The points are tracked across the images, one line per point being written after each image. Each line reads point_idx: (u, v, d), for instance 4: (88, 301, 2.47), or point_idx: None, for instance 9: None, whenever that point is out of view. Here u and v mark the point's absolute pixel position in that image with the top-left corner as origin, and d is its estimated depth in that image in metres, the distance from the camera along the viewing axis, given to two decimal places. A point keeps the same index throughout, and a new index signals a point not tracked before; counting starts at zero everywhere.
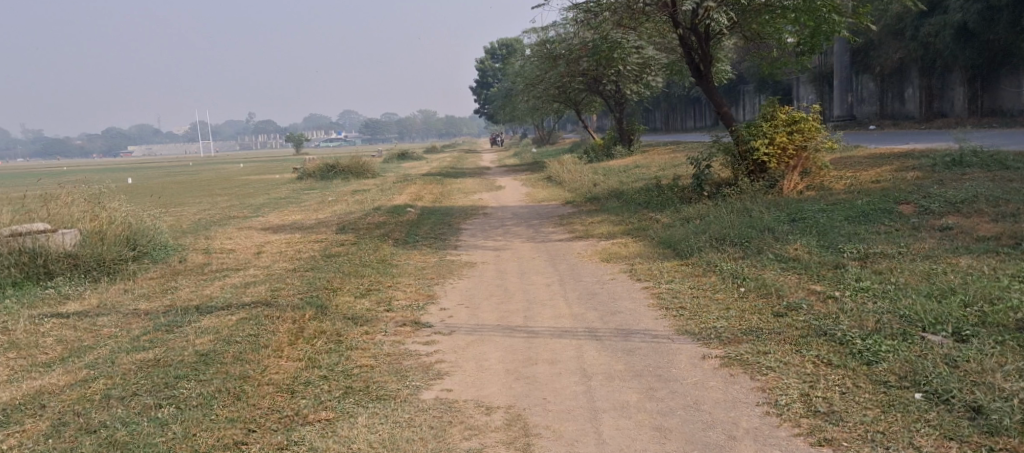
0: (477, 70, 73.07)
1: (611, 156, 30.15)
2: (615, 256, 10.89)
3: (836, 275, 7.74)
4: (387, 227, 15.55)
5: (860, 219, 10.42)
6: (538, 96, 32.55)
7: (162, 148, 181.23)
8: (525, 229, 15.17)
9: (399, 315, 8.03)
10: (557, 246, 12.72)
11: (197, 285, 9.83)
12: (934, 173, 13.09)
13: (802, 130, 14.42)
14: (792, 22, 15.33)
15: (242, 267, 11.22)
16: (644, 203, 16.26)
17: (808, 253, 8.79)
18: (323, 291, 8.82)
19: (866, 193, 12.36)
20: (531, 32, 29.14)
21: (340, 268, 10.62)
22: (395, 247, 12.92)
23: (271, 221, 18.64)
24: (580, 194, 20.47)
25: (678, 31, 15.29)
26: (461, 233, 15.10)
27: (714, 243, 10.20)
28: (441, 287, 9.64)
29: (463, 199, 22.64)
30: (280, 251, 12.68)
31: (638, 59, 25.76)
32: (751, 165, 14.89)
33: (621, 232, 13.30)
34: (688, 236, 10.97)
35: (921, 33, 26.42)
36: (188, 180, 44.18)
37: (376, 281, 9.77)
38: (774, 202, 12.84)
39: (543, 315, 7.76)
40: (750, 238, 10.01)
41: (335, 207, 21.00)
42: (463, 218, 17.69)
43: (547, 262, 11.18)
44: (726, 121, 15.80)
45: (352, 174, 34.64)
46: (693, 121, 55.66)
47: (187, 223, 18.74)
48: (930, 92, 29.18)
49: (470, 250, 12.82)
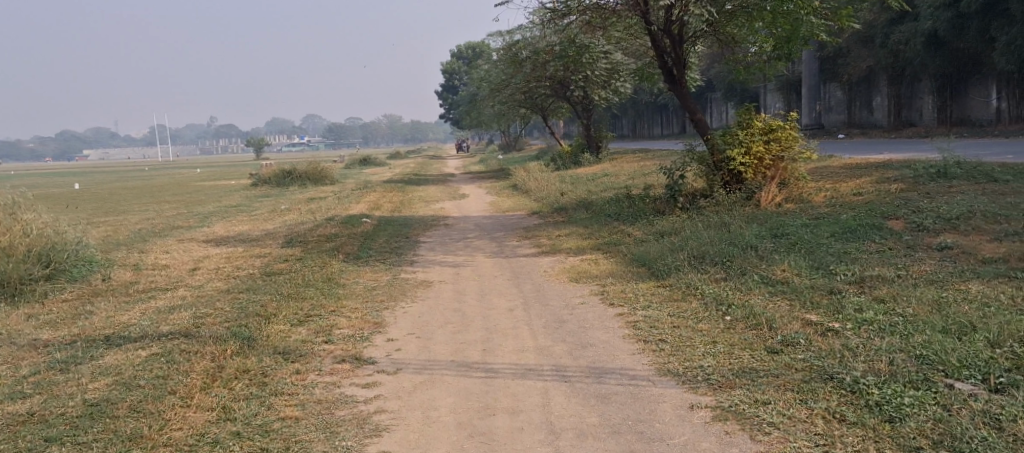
0: (443, 74, 72.17)
1: (578, 164, 29.33)
2: (584, 276, 9.99)
3: (833, 302, 6.86)
4: (339, 239, 14.54)
5: (848, 235, 9.61)
6: (504, 101, 31.65)
7: (121, 152, 177.77)
8: (487, 242, 14.27)
9: (337, 349, 7.06)
10: (521, 262, 11.80)
11: (114, 310, 8.80)
12: (919, 185, 12.37)
13: (780, 139, 13.70)
14: (767, 25, 14.58)
15: (170, 288, 10.19)
16: (613, 214, 15.39)
17: (797, 276, 7.94)
18: (252, 321, 7.85)
19: (850, 206, 11.60)
20: (496, 35, 28.20)
21: (280, 289, 9.65)
22: (345, 263, 11.93)
23: (217, 232, 17.54)
24: (546, 203, 19.59)
25: (650, 33, 14.38)
26: (418, 246, 14.15)
27: (692, 262, 9.34)
28: (391, 312, 8.69)
29: (425, 208, 21.68)
30: (217, 269, 11.65)
31: (606, 65, 24.97)
32: (726, 174, 14.06)
33: (589, 246, 12.43)
34: (664, 253, 10.10)
35: (890, 41, 25.83)
36: (141, 185, 42.61)
37: (318, 307, 8.81)
38: (752, 216, 12.05)
39: (504, 348, 6.82)
40: (733, 256, 9.15)
41: (287, 217, 19.91)
42: (422, 229, 16.72)
43: (509, 281, 10.25)
44: (700, 128, 14.94)
45: (310, 180, 33.47)
46: (661, 128, 55.16)
47: (125, 234, 17.58)
48: (898, 101, 28.74)
49: (428, 266, 11.87)
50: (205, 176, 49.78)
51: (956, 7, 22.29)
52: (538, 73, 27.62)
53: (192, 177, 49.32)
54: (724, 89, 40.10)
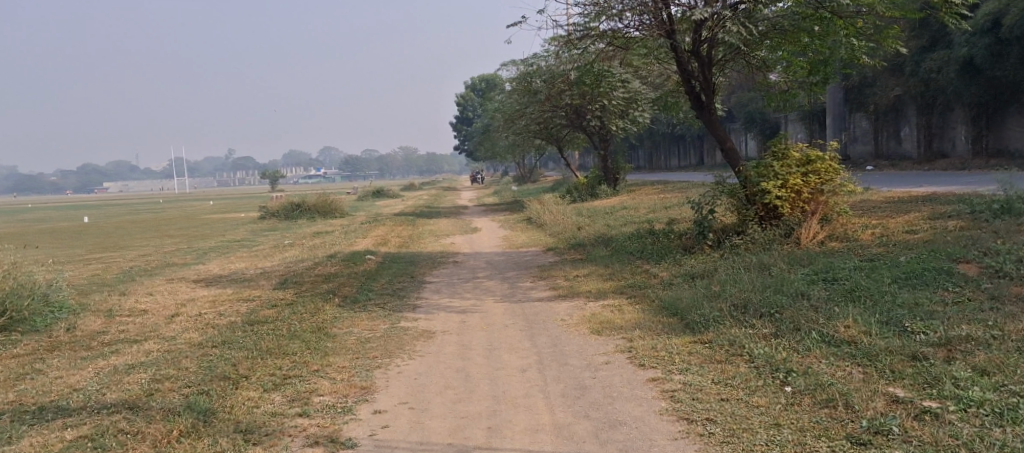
0: (458, 106, 71.61)
1: (596, 196, 28.12)
2: (606, 327, 8.72)
3: (919, 371, 5.64)
4: (339, 279, 13.40)
5: (915, 282, 8.30)
6: (518, 132, 30.56)
7: (138, 184, 178.32)
8: (499, 283, 13.08)
9: (312, 425, 5.87)
10: (535, 307, 10.55)
11: (64, 370, 7.64)
12: (980, 222, 11.07)
13: (818, 172, 12.50)
14: (803, 48, 13.35)
15: (137, 340, 9.04)
16: (636, 251, 14.15)
17: (865, 335, 6.67)
18: (215, 386, 6.67)
19: (905, 246, 10.34)
20: (510, 64, 27.14)
21: (260, 342, 8.48)
22: (339, 308, 10.74)
23: (211, 271, 16.42)
24: (562, 238, 18.37)
25: (676, 53, 13.13)
26: (423, 288, 12.96)
27: (732, 314, 8.06)
28: (383, 372, 7.47)
29: (434, 243, 20.53)
30: (197, 316, 10.52)
31: (625, 93, 23.88)
32: (760, 209, 12.78)
33: (612, 289, 11.20)
34: (700, 301, 8.82)
35: (920, 69, 24.58)
36: (148, 218, 41.69)
37: (300, 366, 7.62)
38: (793, 255, 10.82)
39: (515, 427, 5.59)
40: (782, 306, 7.86)
41: (288, 253, 18.79)
42: (429, 267, 15.50)
43: (522, 332, 9.00)
44: (731, 159, 13.67)
45: (319, 212, 32.42)
46: (679, 160, 54.25)
47: (113, 274, 16.52)
48: (929, 131, 27.42)
49: (432, 312, 10.65)
50: (216, 209, 48.85)
51: (995, 32, 21.04)
52: (553, 102, 26.53)
53: (201, 210, 48.58)
54: (743, 119, 38.87)
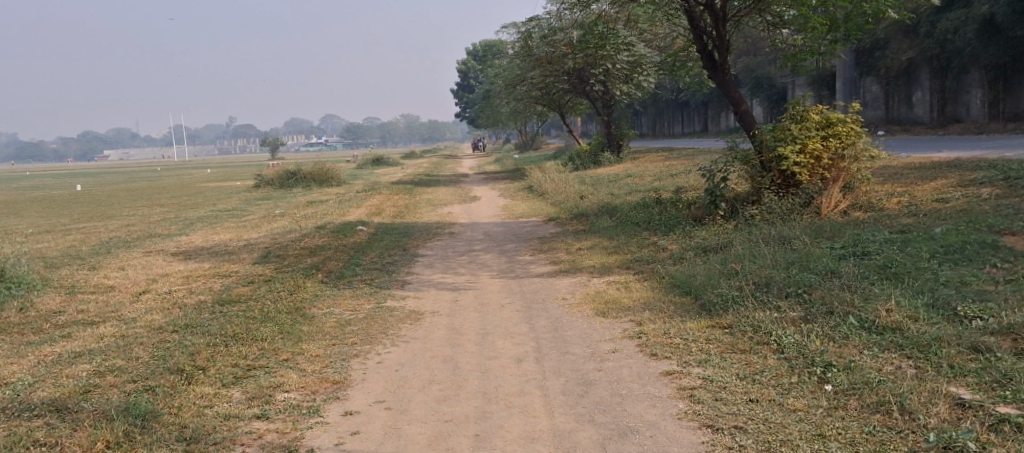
0: (459, 73, 70.44)
1: (598, 164, 27.20)
2: (612, 309, 7.84)
3: (986, 367, 4.77)
4: (325, 252, 12.55)
5: (957, 258, 7.37)
6: (518, 98, 29.55)
7: (138, 152, 177.15)
8: (495, 256, 12.23)
9: (269, 432, 5.06)
10: (534, 284, 9.67)
11: (3, 359, 6.81)
12: (1017, 189, 10.16)
13: (839, 135, 11.54)
14: (823, 4, 12.36)
15: (94, 323, 8.20)
16: (643, 222, 13.26)
17: (911, 320, 5.77)
18: (166, 381, 5.85)
19: (938, 215, 9.43)
20: (511, 26, 26.05)
21: (228, 326, 7.63)
22: (321, 286, 9.86)
23: (193, 242, 15.57)
24: (564, 208, 17.49)
25: (686, 9, 12.14)
26: (415, 261, 12.11)
27: (754, 296, 7.15)
28: (361, 361, 6.63)
29: (431, 212, 19.69)
30: (166, 294, 9.67)
31: (629, 57, 22.91)
32: (776, 176, 11.84)
33: (617, 263, 10.34)
34: (717, 279, 7.93)
35: (937, 30, 23.51)
36: (141, 187, 40.72)
37: (269, 355, 6.74)
38: (814, 226, 9.94)
39: (506, 435, 4.77)
40: (813, 286, 6.95)
41: (277, 224, 17.92)
42: (424, 239, 14.66)
43: (518, 313, 8.12)
44: (745, 122, 12.69)
45: (315, 181, 31.47)
46: (682, 126, 53.44)
47: (90, 246, 15.67)
48: (943, 95, 26.34)
49: (422, 289, 9.81)
50: (211, 177, 47.89)
51: None
52: (555, 65, 25.52)
53: (198, 178, 47.57)
54: (748, 84, 37.71)
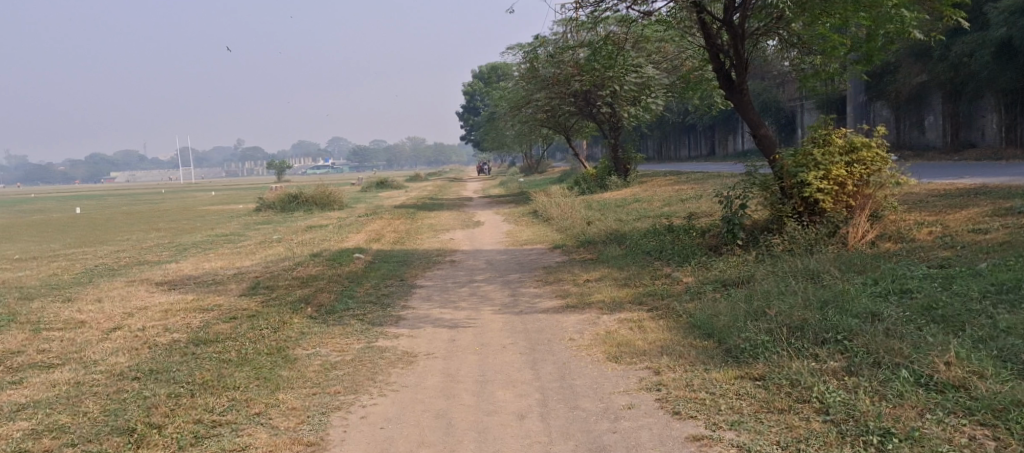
0: (464, 95, 69.91)
1: (605, 188, 26.45)
2: (626, 353, 7.04)
3: None
4: (316, 283, 11.79)
5: (1014, 298, 6.53)
6: (523, 121, 28.86)
7: (144, 174, 176.89)
8: (497, 287, 11.47)
9: None
10: (540, 322, 8.86)
11: None
12: None
13: (864, 161, 10.75)
14: (846, 22, 11.62)
15: (53, 366, 7.46)
16: (655, 251, 12.47)
17: (978, 377, 4.99)
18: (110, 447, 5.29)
19: (978, 248, 8.63)
20: (515, 48, 25.40)
21: (196, 372, 6.85)
22: (308, 323, 9.07)
23: (181, 270, 14.81)
24: (571, 234, 16.71)
25: (701, 23, 11.43)
26: (412, 293, 11.35)
27: (787, 342, 6.34)
28: (342, 416, 5.87)
29: (431, 239, 18.91)
30: (139, 331, 8.91)
31: (637, 79, 22.19)
32: (798, 203, 11.02)
33: (628, 298, 9.55)
34: (741, 320, 7.12)
35: (950, 54, 22.76)
36: (142, 210, 40.03)
37: (238, 408, 6.02)
38: (841, 259, 9.16)
39: None
40: (854, 331, 6.14)
41: (271, 251, 17.16)
42: (422, 268, 13.89)
43: (521, 357, 7.31)
44: (765, 145, 11.89)
45: (316, 205, 30.70)
46: (688, 150, 52.77)
47: (73, 274, 14.91)
48: (957, 120, 25.53)
49: (417, 326, 9.03)
50: (214, 199, 47.17)
51: None
52: (561, 88, 24.82)
53: (200, 200, 46.93)
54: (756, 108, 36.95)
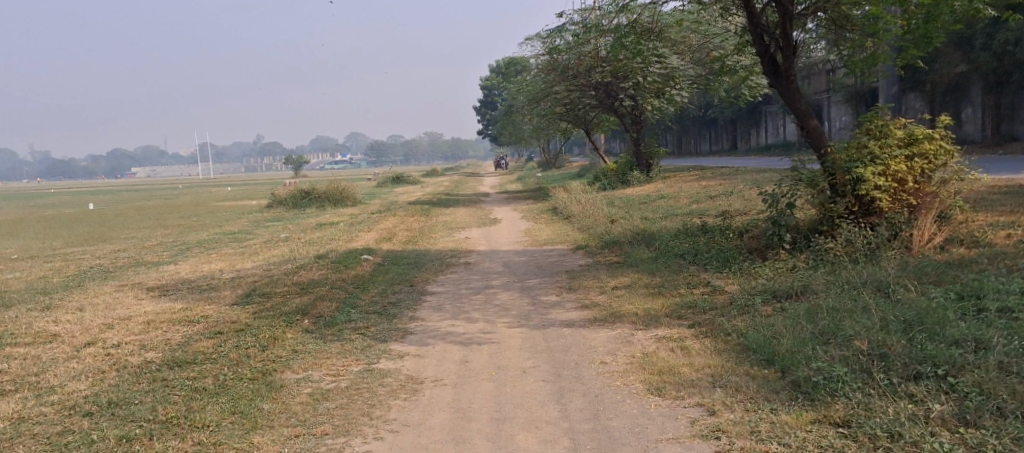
0: (482, 89, 68.72)
1: (627, 183, 25.23)
2: (671, 383, 5.90)
3: None
4: (317, 290, 10.72)
5: None
6: (542, 114, 27.66)
7: (162, 169, 176.66)
8: (515, 294, 10.36)
9: None
10: (564, 339, 7.73)
11: None
12: None
13: (926, 155, 9.53)
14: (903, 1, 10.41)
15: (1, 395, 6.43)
16: (689, 253, 11.28)
17: None
18: None
19: None
20: (535, 38, 24.25)
21: (159, 406, 5.79)
22: (302, 339, 7.97)
23: (176, 273, 13.78)
24: (593, 234, 15.53)
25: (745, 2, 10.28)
26: (421, 301, 10.26)
27: (873, 374, 5.22)
28: None
29: (446, 238, 17.78)
30: (111, 349, 7.86)
31: (661, 70, 20.99)
32: (852, 202, 9.76)
33: (664, 311, 8.40)
34: (807, 347, 5.92)
35: (996, 41, 21.42)
36: (152, 205, 39.02)
37: None
38: (908, 266, 8.01)
39: None
40: (958, 365, 5.06)
41: (276, 252, 16.09)
42: (435, 271, 12.79)
43: (545, 385, 6.22)
44: (814, 138, 10.58)
45: (328, 200, 29.64)
46: (710, 143, 51.35)
47: (61, 278, 13.89)
48: (999, 112, 24.09)
49: (425, 343, 7.93)
50: (229, 194, 46.17)
51: None
52: (582, 80, 23.63)
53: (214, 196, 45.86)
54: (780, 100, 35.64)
